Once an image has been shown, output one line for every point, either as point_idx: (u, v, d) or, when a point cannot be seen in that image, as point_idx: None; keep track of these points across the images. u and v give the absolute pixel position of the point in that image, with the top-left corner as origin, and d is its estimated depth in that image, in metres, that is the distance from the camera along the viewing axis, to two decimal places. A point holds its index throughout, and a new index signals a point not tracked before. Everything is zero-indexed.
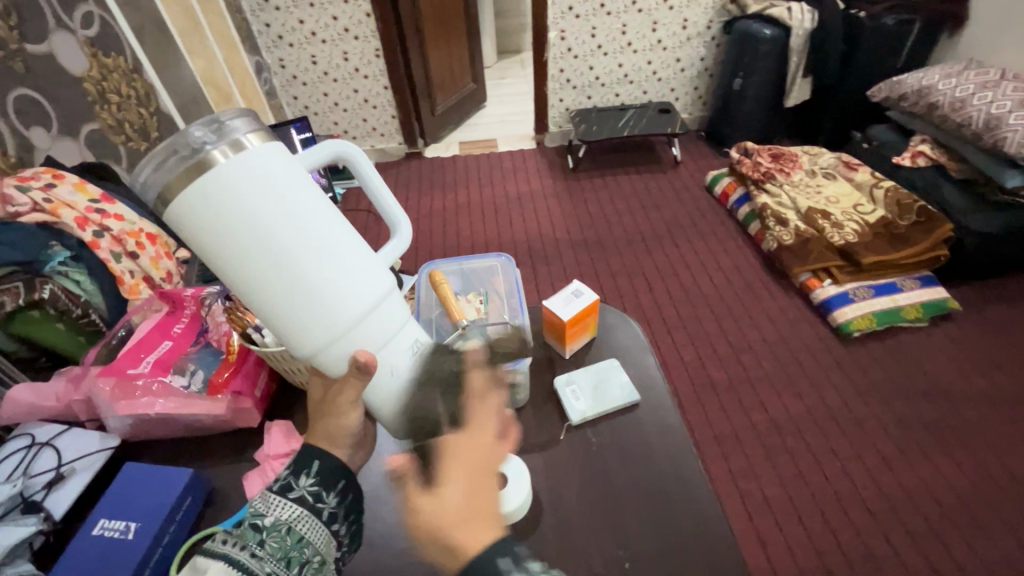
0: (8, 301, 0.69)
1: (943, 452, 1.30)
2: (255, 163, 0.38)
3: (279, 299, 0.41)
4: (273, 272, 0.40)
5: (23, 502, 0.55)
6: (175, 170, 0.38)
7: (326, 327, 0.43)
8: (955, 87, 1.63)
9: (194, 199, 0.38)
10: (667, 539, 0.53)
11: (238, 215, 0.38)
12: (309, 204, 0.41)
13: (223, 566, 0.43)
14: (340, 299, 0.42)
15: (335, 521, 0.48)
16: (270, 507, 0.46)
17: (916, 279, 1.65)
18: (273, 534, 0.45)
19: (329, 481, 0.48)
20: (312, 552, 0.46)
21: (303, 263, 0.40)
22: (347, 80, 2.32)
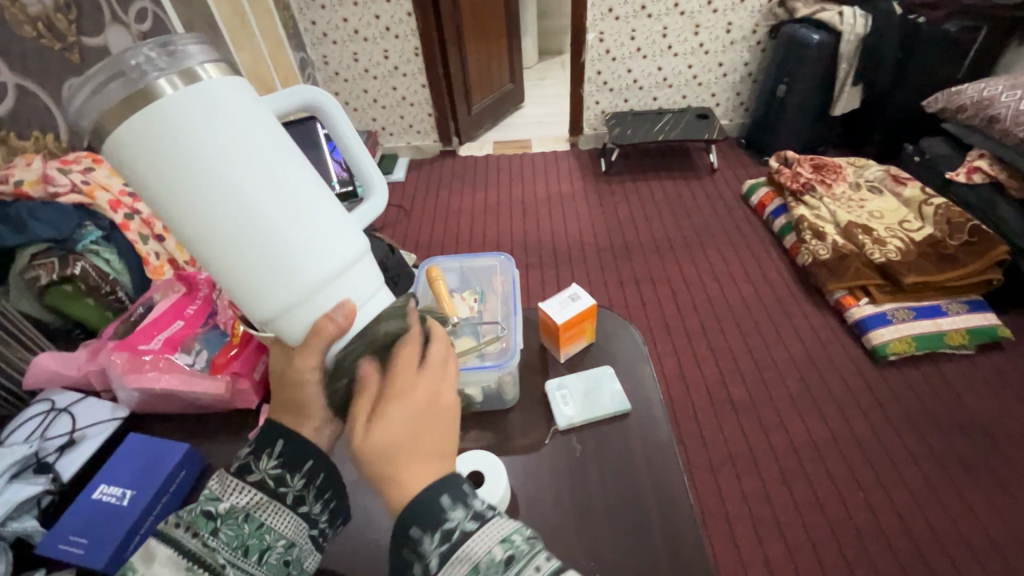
0: (44, 275, 0.75)
1: (979, 491, 1.21)
2: (212, 96, 0.37)
3: (234, 249, 0.40)
4: (228, 217, 0.39)
5: (36, 462, 0.60)
6: (116, 97, 0.36)
7: (285, 279, 0.42)
8: (1019, 99, 1.51)
9: (137, 129, 0.36)
10: (640, 555, 0.51)
11: (189, 153, 0.37)
12: (271, 146, 0.40)
13: (172, 554, 0.44)
14: (300, 249, 0.41)
15: (301, 503, 0.47)
16: (227, 492, 0.47)
17: (964, 303, 1.55)
18: (227, 522, 0.45)
19: (292, 463, 0.47)
20: (274, 538, 0.46)
21: (261, 210, 0.39)
22: (387, 78, 2.37)
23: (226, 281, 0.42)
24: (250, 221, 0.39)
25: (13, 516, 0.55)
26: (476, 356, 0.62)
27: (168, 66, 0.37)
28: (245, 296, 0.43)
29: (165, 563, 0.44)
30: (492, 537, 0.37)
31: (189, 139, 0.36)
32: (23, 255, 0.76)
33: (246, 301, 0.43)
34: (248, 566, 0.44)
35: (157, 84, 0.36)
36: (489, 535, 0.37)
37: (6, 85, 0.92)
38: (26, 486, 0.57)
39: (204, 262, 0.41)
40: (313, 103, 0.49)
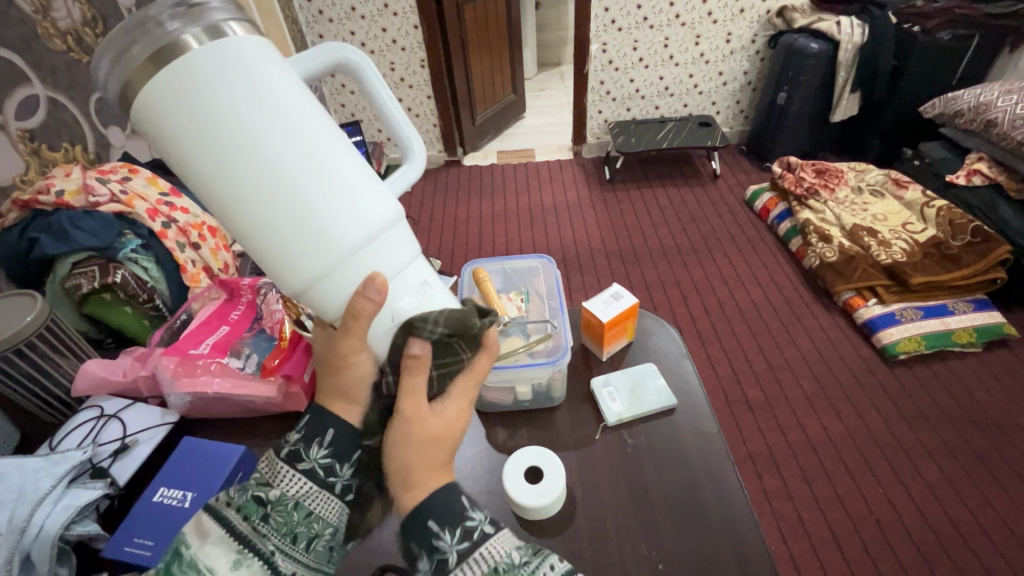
0: (85, 283, 0.76)
1: (994, 484, 1.24)
2: (232, 52, 0.36)
3: (267, 219, 0.39)
4: (256, 186, 0.38)
5: (92, 467, 0.60)
6: (138, 59, 0.35)
7: (320, 251, 0.40)
8: (1015, 104, 1.56)
9: (165, 92, 0.35)
10: (701, 544, 0.52)
11: (215, 117, 0.36)
12: (297, 110, 0.38)
13: (223, 536, 0.43)
14: (334, 218, 0.40)
15: (347, 492, 0.47)
16: (277, 479, 0.45)
17: (969, 302, 1.58)
18: (278, 508, 0.44)
19: (342, 454, 0.47)
20: (321, 527, 0.45)
21: (288, 169, 0.38)
22: (393, 89, 2.40)
23: (260, 257, 0.42)
24: (282, 187, 0.38)
25: (76, 520, 0.54)
26: (526, 354, 0.64)
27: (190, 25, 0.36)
28: (281, 270, 0.42)
29: (217, 544, 0.42)
30: (495, 556, 0.40)
31: (216, 103, 0.36)
32: (65, 263, 0.77)
33: (283, 275, 0.42)
34: (297, 553, 0.44)
35: (185, 40, 0.35)
36: (487, 554, 0.40)
37: (39, 97, 0.92)
38: (86, 490, 0.56)
39: (241, 238, 0.41)
40: (344, 59, 0.49)
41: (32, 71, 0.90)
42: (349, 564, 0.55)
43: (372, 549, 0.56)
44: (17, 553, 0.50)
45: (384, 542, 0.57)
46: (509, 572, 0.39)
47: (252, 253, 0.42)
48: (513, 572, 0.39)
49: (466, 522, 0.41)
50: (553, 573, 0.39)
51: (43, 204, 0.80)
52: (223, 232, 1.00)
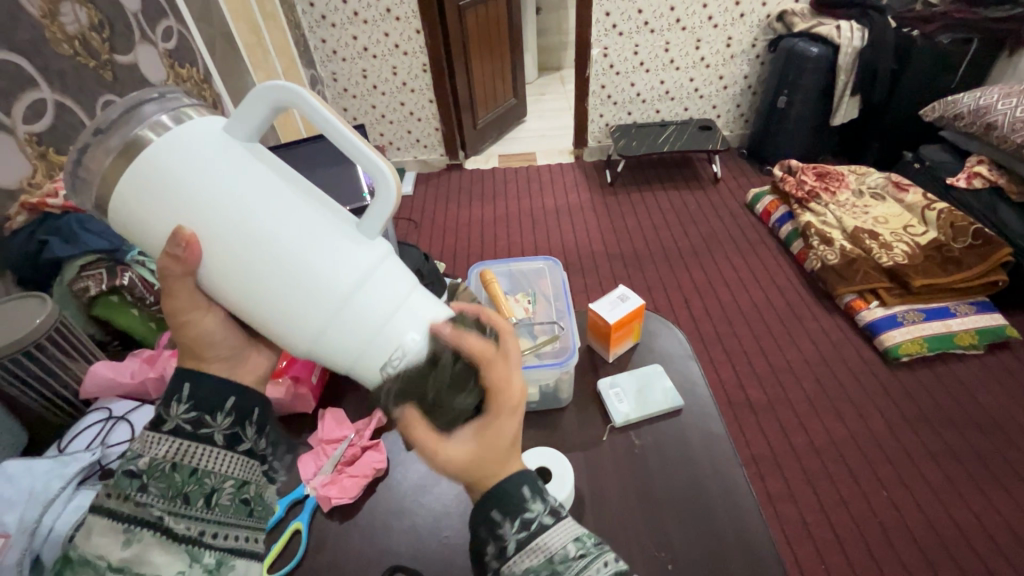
0: (93, 286, 0.77)
1: (997, 485, 1.24)
2: (192, 139, 0.38)
3: (258, 282, 0.40)
4: (238, 252, 0.39)
5: (101, 469, 0.60)
6: (107, 160, 0.39)
7: (310, 302, 0.40)
8: (1015, 107, 1.57)
9: (142, 188, 0.38)
10: (710, 544, 0.53)
11: (190, 197, 0.38)
12: (257, 171, 0.39)
13: (107, 522, 0.40)
14: (316, 264, 0.40)
15: (236, 441, 0.46)
16: (147, 446, 0.43)
17: (970, 304, 1.59)
18: (155, 476, 0.42)
19: (209, 404, 0.44)
20: (218, 480, 0.44)
21: (271, 232, 0.39)
22: (395, 94, 2.41)
23: (263, 323, 0.42)
24: (261, 247, 0.39)
25: None
26: (534, 356, 0.65)
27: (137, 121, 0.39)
28: (285, 331, 0.42)
29: (101, 532, 0.40)
30: (551, 547, 0.41)
31: (195, 184, 0.38)
32: (73, 266, 0.77)
33: (287, 334, 0.42)
34: (194, 511, 0.43)
35: (142, 133, 0.38)
36: (545, 546, 0.41)
37: (46, 101, 0.92)
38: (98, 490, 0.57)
39: (241, 309, 0.42)
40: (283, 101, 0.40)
41: (40, 74, 0.91)
42: (360, 565, 0.55)
43: (382, 550, 0.56)
44: (27, 554, 0.50)
45: (393, 543, 0.57)
46: None
47: (259, 323, 0.43)
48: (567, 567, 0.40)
49: (527, 512, 0.41)
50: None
51: (51, 208, 0.79)
52: None
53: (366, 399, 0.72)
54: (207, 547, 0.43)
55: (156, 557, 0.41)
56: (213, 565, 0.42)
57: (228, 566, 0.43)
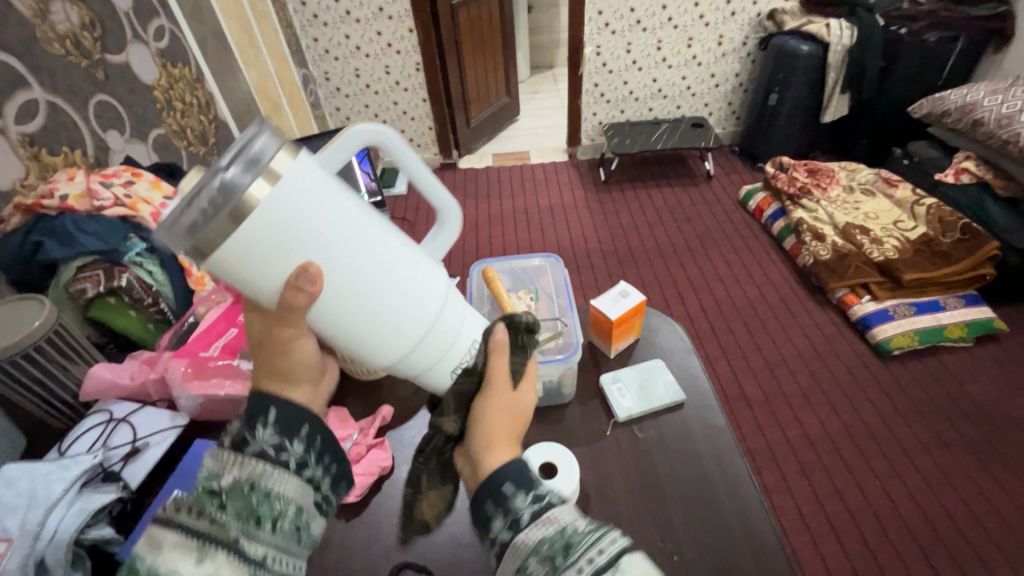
0: (90, 287, 0.76)
1: (988, 475, 1.26)
2: (307, 200, 0.40)
3: (365, 315, 0.46)
4: (345, 275, 0.44)
5: (104, 471, 0.60)
6: (213, 218, 0.38)
7: (405, 330, 0.49)
8: (1000, 104, 1.61)
9: (242, 253, 0.39)
10: (712, 538, 0.53)
11: (333, 229, 0.42)
12: (365, 227, 0.44)
13: (180, 537, 0.37)
14: (398, 303, 0.47)
15: (305, 467, 0.44)
16: (225, 465, 0.40)
17: (960, 297, 1.61)
18: (233, 494, 0.39)
19: (290, 429, 0.44)
20: (284, 505, 0.41)
21: (372, 278, 0.45)
22: (388, 92, 2.41)
23: (357, 338, 0.47)
24: (365, 267, 0.44)
25: (91, 523, 0.55)
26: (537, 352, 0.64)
27: (248, 169, 0.39)
28: (368, 355, 0.49)
29: (173, 550, 0.37)
30: (561, 519, 0.38)
31: (308, 242, 0.41)
32: (70, 266, 0.77)
33: (370, 355, 0.49)
34: (261, 536, 0.39)
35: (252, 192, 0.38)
36: (556, 518, 0.38)
37: (38, 101, 0.91)
38: (99, 493, 0.57)
39: (329, 338, 0.48)
40: (372, 140, 0.50)
41: (31, 74, 0.89)
42: (367, 564, 0.55)
43: (389, 548, 0.56)
44: (32, 557, 0.50)
45: (400, 540, 0.57)
46: (572, 546, 0.36)
47: (342, 347, 0.49)
48: (579, 538, 0.36)
49: (540, 489, 0.41)
50: (615, 545, 0.35)
51: (46, 208, 0.80)
52: None
53: (371, 398, 0.72)
54: None
55: None
56: None
57: None
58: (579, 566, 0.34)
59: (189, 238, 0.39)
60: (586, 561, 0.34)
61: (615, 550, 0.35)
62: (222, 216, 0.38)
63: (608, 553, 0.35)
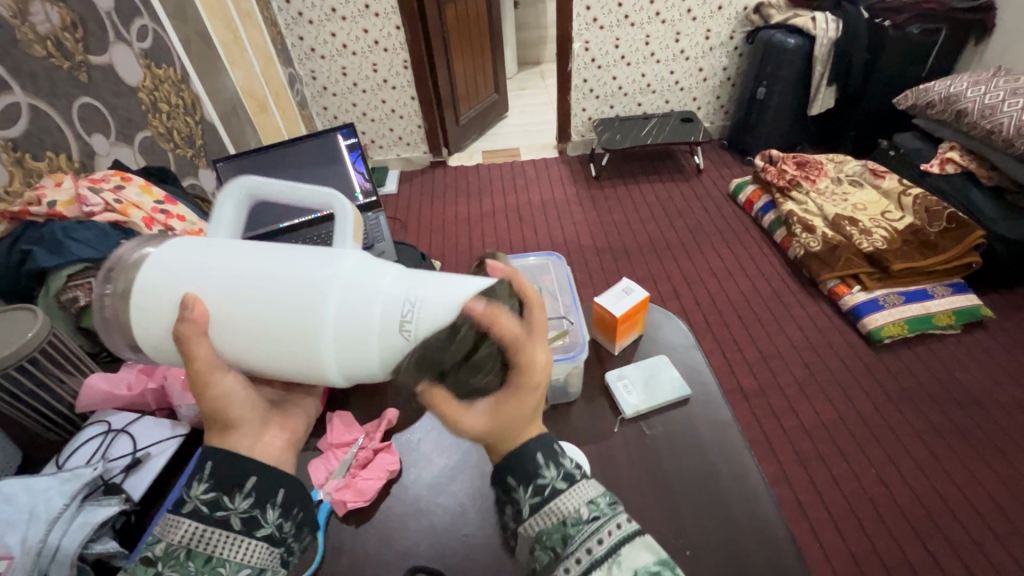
0: (82, 297, 0.74)
1: (977, 459, 1.29)
2: (155, 270, 0.45)
3: (263, 326, 0.43)
4: (221, 303, 0.43)
5: (104, 484, 0.58)
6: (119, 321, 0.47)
7: (308, 331, 0.42)
8: (984, 95, 1.65)
9: (145, 332, 0.46)
10: (723, 531, 0.54)
11: (190, 275, 0.44)
12: (218, 260, 0.44)
13: None
14: (285, 306, 0.42)
15: (254, 525, 0.43)
16: (166, 531, 0.42)
17: (947, 286, 1.64)
18: (169, 562, 0.41)
19: (228, 485, 0.43)
20: (232, 568, 0.41)
21: (247, 297, 0.43)
22: (376, 91, 2.38)
23: (283, 347, 0.43)
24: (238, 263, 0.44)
25: (95, 538, 0.54)
26: None
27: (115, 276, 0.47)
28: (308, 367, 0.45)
29: None
30: (564, 510, 0.41)
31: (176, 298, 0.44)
32: (59, 276, 0.74)
33: (309, 367, 0.45)
34: None
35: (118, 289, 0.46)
36: (558, 509, 0.41)
37: (20, 105, 0.88)
38: (101, 507, 0.55)
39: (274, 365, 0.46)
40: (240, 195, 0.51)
41: (12, 77, 0.87)
42: (379, 569, 0.55)
43: (401, 551, 0.56)
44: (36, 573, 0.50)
45: (412, 543, 0.57)
46: (569, 540, 0.40)
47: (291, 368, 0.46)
48: (576, 531, 0.40)
49: (541, 477, 0.42)
50: (613, 538, 0.39)
51: (33, 216, 0.79)
52: None
53: (374, 401, 0.71)
54: None
55: None
56: None
57: None
58: (576, 559, 0.39)
59: (122, 337, 0.48)
60: (583, 553, 0.39)
61: (613, 541, 0.39)
62: (120, 305, 0.46)
63: (609, 542, 0.39)
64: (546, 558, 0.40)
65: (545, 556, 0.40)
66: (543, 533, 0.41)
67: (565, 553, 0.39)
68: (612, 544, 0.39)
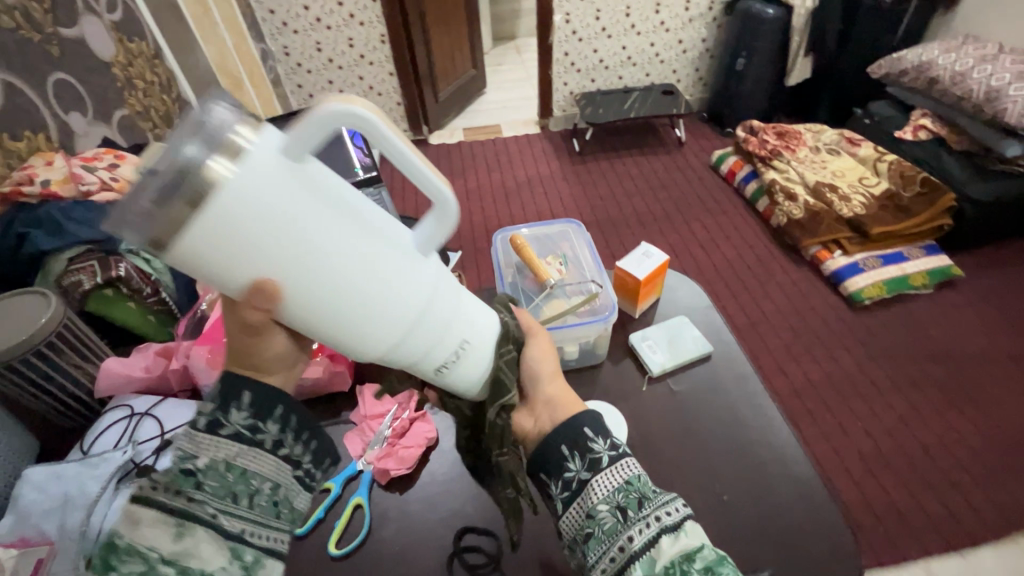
0: (85, 279, 0.72)
1: (952, 407, 1.38)
2: (244, 216, 0.31)
3: (345, 314, 0.38)
4: (310, 283, 0.36)
5: (136, 468, 0.56)
6: (151, 221, 0.31)
7: (394, 327, 0.40)
8: (954, 63, 1.71)
9: (186, 264, 0.33)
10: (754, 476, 0.57)
11: (276, 247, 0.33)
12: (327, 228, 0.34)
13: (156, 515, 0.38)
14: (382, 306, 0.39)
15: (281, 446, 0.44)
16: (201, 447, 0.41)
17: (921, 248, 1.72)
18: (209, 474, 0.40)
19: (264, 410, 0.43)
20: (261, 482, 0.42)
21: (346, 284, 0.37)
22: (353, 67, 2.31)
23: (339, 333, 0.39)
24: (315, 269, 0.35)
25: None
26: (573, 316, 0.66)
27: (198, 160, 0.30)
28: (352, 351, 0.41)
29: (149, 526, 0.38)
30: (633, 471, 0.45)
31: (255, 258, 0.33)
32: (60, 258, 0.73)
33: (355, 351, 0.41)
34: (237, 511, 0.41)
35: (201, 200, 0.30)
36: (629, 467, 0.45)
37: None
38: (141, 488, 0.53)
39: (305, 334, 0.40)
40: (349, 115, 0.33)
41: None
42: (429, 532, 0.56)
43: (448, 514, 0.58)
44: (83, 557, 0.49)
45: (457, 507, 0.58)
46: (644, 500, 0.42)
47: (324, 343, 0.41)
48: (650, 492, 0.43)
49: (615, 438, 0.46)
50: (679, 515, 0.42)
51: (26, 197, 0.76)
52: None
53: None
54: (246, 545, 0.41)
55: (204, 552, 0.39)
56: (251, 564, 0.40)
57: (262, 565, 0.41)
58: (647, 521, 0.42)
59: (128, 228, 0.32)
60: (655, 516, 0.42)
61: (679, 512, 0.42)
62: (179, 215, 0.31)
63: (675, 514, 0.42)
64: (614, 515, 0.43)
65: (612, 520, 0.42)
66: (616, 489, 0.44)
67: (636, 517, 0.42)
68: (681, 516, 0.42)
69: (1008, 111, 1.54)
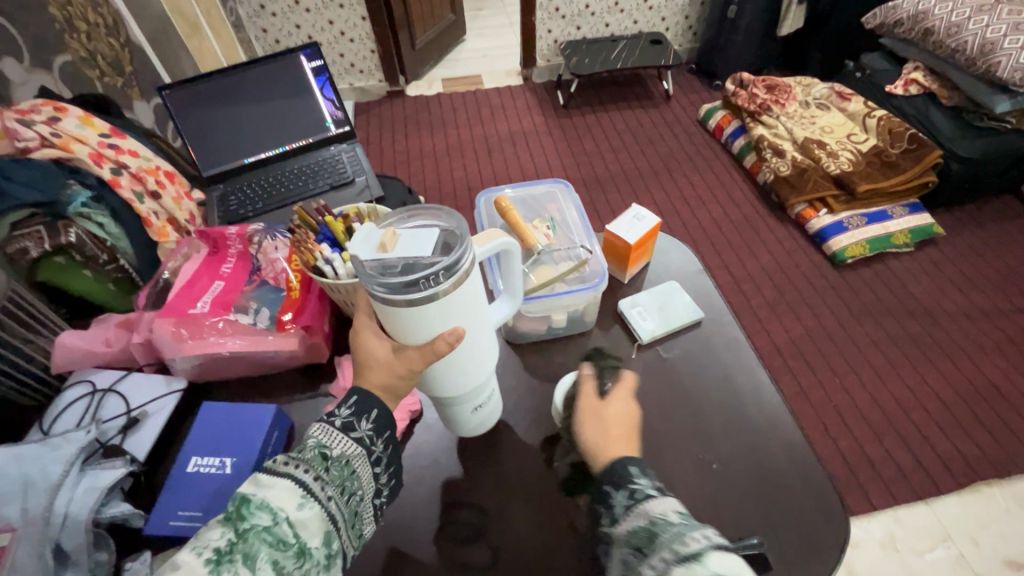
0: (33, 246, 0.67)
1: (926, 362, 1.41)
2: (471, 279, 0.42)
3: (471, 361, 0.47)
4: (471, 334, 0.45)
5: (103, 447, 0.55)
6: (414, 290, 0.39)
7: (487, 373, 0.50)
8: (951, 12, 1.65)
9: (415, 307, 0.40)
10: (745, 442, 0.56)
11: (471, 304, 0.43)
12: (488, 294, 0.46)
13: (291, 485, 0.40)
14: (490, 355, 0.49)
15: (379, 465, 0.47)
16: (336, 439, 0.44)
17: (904, 206, 1.71)
18: (336, 465, 0.43)
19: (388, 425, 0.46)
20: (359, 488, 0.44)
21: (483, 336, 0.47)
22: (321, 10, 2.15)
23: (453, 376, 0.47)
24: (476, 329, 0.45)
25: (104, 501, 0.50)
26: (561, 283, 0.63)
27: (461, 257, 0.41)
28: (452, 392, 0.49)
29: (283, 492, 0.39)
30: (651, 513, 0.41)
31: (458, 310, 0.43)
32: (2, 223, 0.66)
33: (454, 392, 0.50)
34: (340, 506, 0.42)
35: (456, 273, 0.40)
36: (648, 510, 0.41)
37: None
38: (106, 470, 0.52)
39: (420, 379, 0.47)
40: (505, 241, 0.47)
41: None
42: (418, 504, 0.55)
43: (437, 486, 0.57)
44: (48, 544, 0.46)
45: (446, 478, 0.57)
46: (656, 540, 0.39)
47: (437, 384, 0.48)
48: (664, 530, 0.39)
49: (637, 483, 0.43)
50: (704, 543, 0.37)
51: None
52: (179, 176, 0.92)
53: None
54: (336, 537, 0.41)
55: (311, 533, 0.39)
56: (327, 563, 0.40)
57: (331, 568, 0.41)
58: (664, 556, 0.38)
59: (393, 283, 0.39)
60: (669, 550, 0.38)
61: (700, 545, 0.37)
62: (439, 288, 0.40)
63: (694, 546, 0.37)
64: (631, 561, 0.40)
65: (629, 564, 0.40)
66: (633, 533, 0.41)
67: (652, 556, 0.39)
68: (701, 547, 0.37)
69: (1002, 65, 1.51)
